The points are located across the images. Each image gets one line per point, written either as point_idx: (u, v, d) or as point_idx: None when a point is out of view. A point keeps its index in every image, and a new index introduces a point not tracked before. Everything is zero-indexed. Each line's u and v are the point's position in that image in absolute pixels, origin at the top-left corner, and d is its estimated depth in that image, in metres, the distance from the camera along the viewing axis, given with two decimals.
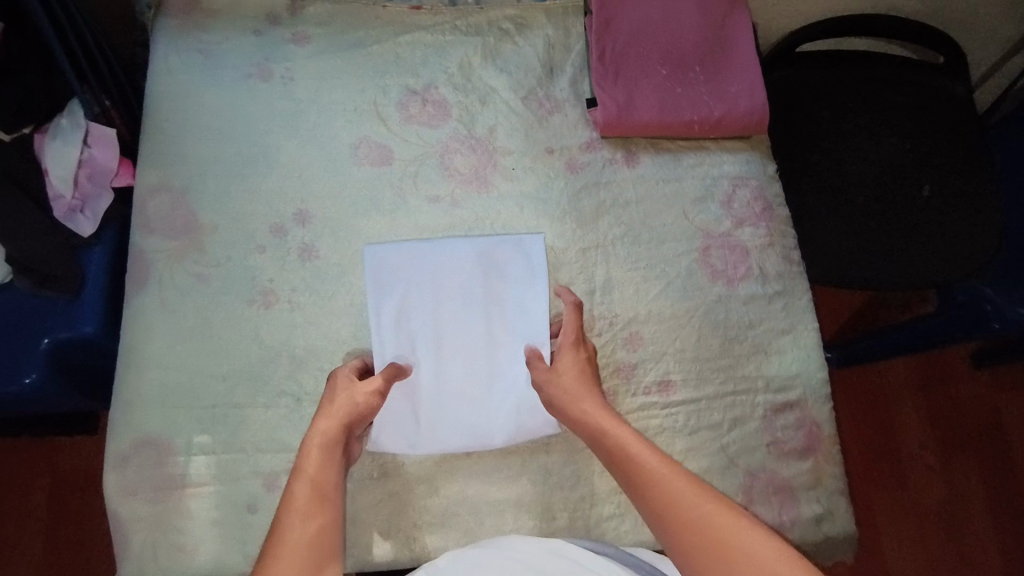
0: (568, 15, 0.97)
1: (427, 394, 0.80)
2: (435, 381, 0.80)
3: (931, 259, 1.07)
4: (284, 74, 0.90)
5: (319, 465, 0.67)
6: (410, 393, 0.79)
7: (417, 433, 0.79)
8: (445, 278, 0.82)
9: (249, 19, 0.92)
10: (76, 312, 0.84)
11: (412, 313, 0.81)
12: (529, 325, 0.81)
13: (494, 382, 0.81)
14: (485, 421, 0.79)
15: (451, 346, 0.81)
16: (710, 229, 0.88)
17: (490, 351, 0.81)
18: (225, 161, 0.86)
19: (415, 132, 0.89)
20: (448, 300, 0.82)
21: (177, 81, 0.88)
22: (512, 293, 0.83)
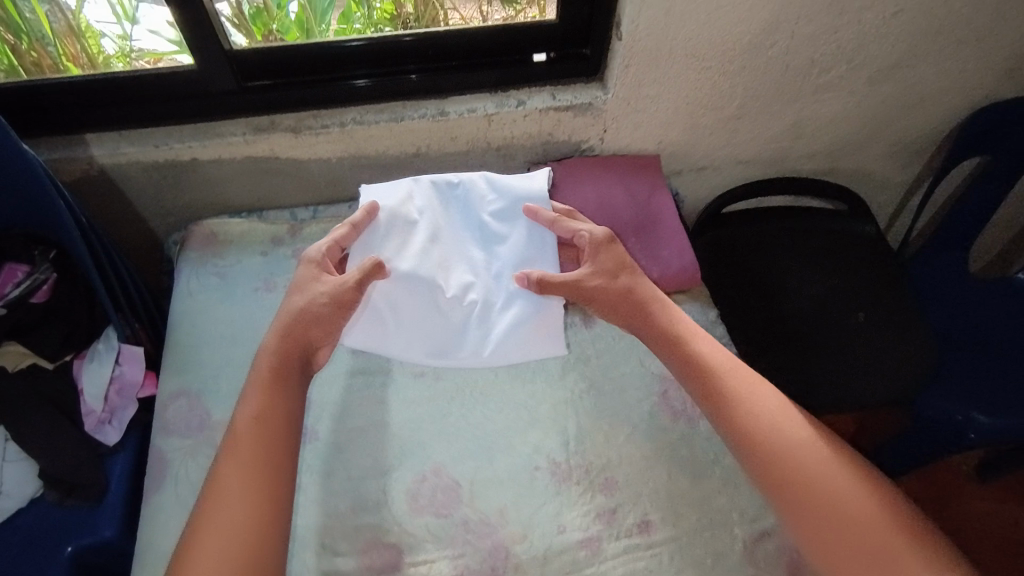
0: None
1: (428, 299, 0.95)
2: (420, 292, 0.95)
3: (881, 382, 1.17)
4: (287, 284, 1.07)
5: (259, 393, 0.82)
6: (405, 305, 0.94)
7: (405, 348, 0.95)
8: (452, 208, 1.02)
9: (258, 243, 1.11)
10: (98, 519, 0.91)
11: (416, 227, 0.97)
12: (534, 220, 0.98)
13: (497, 281, 0.98)
14: (482, 337, 0.96)
15: (449, 216, 1.01)
16: (665, 374, 0.99)
17: (481, 271, 0.98)
18: (236, 363, 0.99)
19: None
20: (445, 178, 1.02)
21: (197, 300, 1.04)
22: (506, 215, 1.01)
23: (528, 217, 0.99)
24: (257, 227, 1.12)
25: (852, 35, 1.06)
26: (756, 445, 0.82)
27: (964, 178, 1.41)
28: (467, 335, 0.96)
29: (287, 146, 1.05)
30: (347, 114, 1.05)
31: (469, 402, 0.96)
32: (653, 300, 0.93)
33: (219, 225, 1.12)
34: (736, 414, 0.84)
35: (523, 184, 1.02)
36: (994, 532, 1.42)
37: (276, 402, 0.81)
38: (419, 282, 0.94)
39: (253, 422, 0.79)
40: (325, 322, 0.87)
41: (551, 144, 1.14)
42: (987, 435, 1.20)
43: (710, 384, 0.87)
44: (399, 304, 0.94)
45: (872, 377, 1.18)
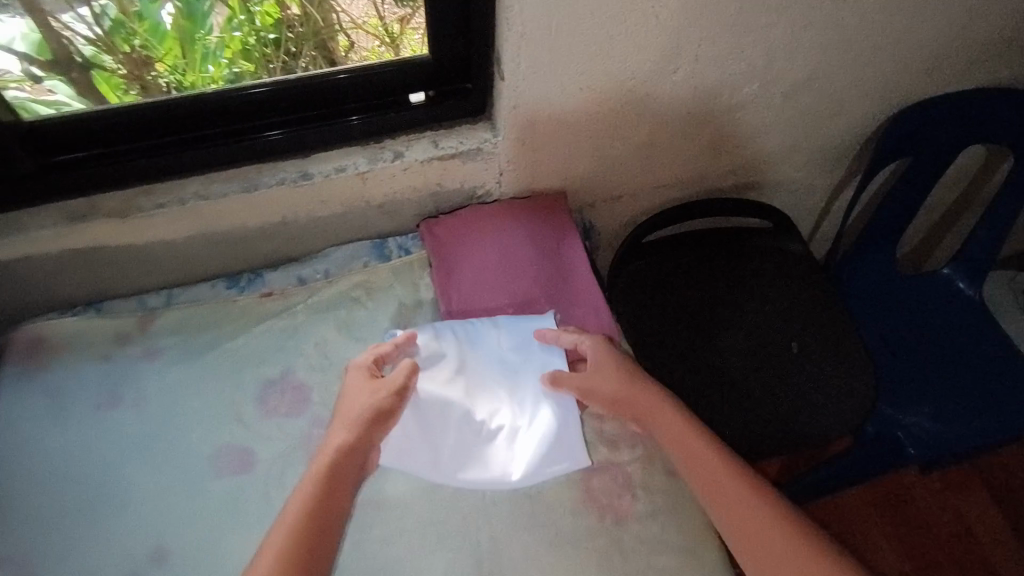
0: (415, 271, 1.01)
1: (452, 424, 0.85)
2: (446, 417, 0.85)
3: (822, 421, 1.10)
4: (136, 397, 0.89)
5: (322, 477, 0.71)
6: (435, 430, 0.84)
7: (429, 472, 0.83)
8: (474, 335, 0.91)
9: (99, 345, 0.92)
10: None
11: (445, 356, 0.88)
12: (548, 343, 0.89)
13: (527, 403, 0.87)
14: (508, 459, 0.84)
15: (474, 335, 0.91)
16: (587, 459, 0.87)
17: (510, 392, 0.88)
18: (72, 509, 0.81)
19: (276, 425, 0.88)
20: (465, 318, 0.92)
21: (20, 432, 0.85)
22: (531, 339, 0.91)
23: (539, 339, 0.89)
24: (93, 325, 0.93)
25: (761, 52, 0.96)
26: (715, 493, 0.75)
27: (889, 180, 1.35)
28: (493, 460, 0.84)
29: (117, 233, 0.87)
30: (185, 187, 0.87)
31: (365, 522, 0.82)
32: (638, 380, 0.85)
33: (50, 328, 0.92)
34: (694, 460, 0.78)
35: (545, 314, 0.93)
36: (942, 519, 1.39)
37: (342, 492, 0.71)
38: (438, 408, 0.85)
39: (307, 514, 0.68)
40: (363, 431, 0.76)
41: (442, 195, 1.00)
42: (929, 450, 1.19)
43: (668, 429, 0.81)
44: (422, 429, 0.84)
45: (812, 416, 1.10)
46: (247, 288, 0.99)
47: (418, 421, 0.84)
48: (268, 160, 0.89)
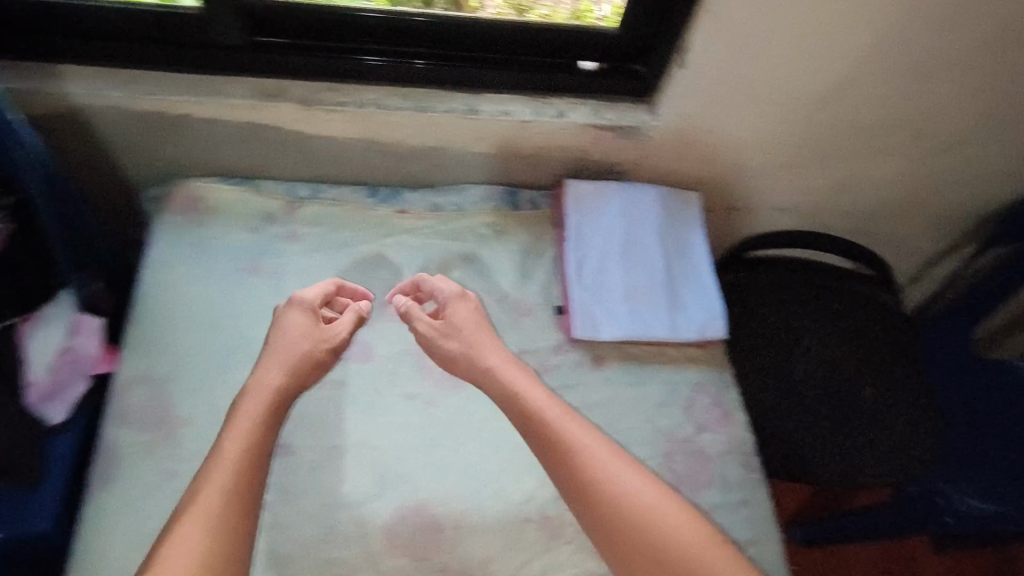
0: (542, 226, 1.07)
1: (624, 291, 0.99)
2: (616, 285, 0.99)
3: (877, 469, 1.12)
4: (274, 270, 0.96)
5: (238, 469, 0.66)
6: (611, 289, 0.99)
7: (606, 323, 0.97)
8: (630, 203, 1.04)
9: (249, 217, 0.99)
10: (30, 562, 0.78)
11: (614, 223, 1.02)
12: (696, 238, 1.05)
13: (682, 286, 1.01)
14: (667, 314, 0.98)
15: (644, 237, 1.02)
16: (673, 434, 0.92)
17: (669, 275, 1.01)
18: (210, 354, 0.89)
19: (397, 328, 0.95)
20: (640, 215, 1.03)
21: (175, 274, 0.94)
22: (679, 228, 1.05)
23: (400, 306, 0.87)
24: (246, 197, 1.00)
25: (916, 105, 1.01)
26: (585, 493, 0.69)
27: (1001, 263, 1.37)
28: (654, 315, 0.98)
29: (298, 118, 0.92)
30: (365, 91, 0.92)
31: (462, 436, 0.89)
32: (509, 365, 0.78)
33: (206, 190, 1.00)
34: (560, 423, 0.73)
35: (684, 203, 1.07)
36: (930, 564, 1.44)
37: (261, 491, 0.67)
38: (610, 274, 1.00)
39: (208, 509, 0.63)
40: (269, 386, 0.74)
41: (585, 162, 1.05)
42: (965, 519, 1.18)
43: (549, 447, 0.72)
44: (599, 293, 0.98)
45: (869, 461, 1.13)
46: (387, 200, 1.04)
47: (599, 279, 0.99)
48: (456, 86, 0.94)
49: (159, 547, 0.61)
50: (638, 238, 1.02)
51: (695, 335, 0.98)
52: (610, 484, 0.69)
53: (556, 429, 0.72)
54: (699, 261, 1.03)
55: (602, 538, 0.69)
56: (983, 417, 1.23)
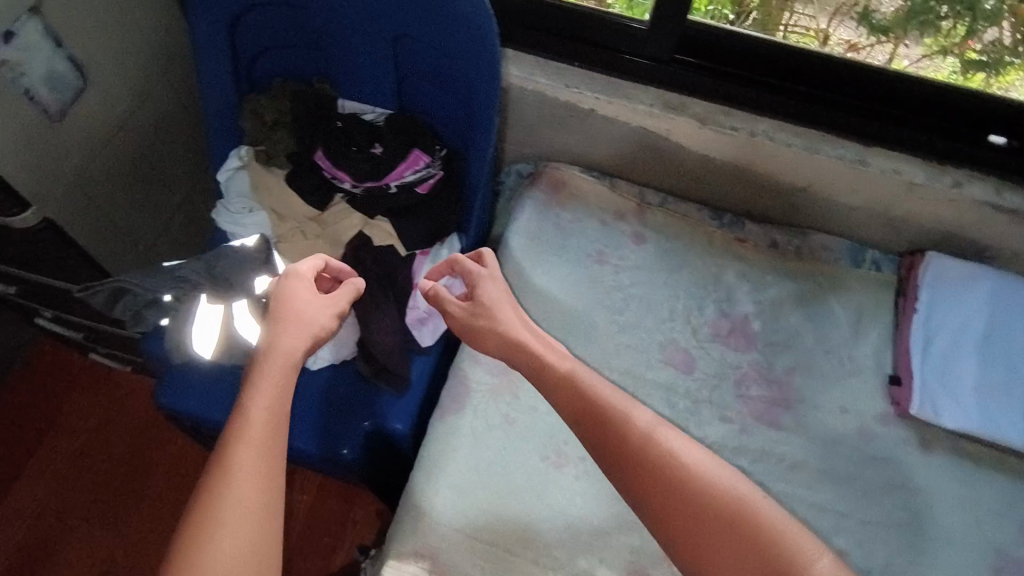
0: (883, 289, 1.03)
1: (977, 383, 0.91)
2: (968, 374, 0.92)
3: None
4: (616, 264, 1.03)
5: (275, 386, 0.67)
6: (961, 376, 0.92)
7: (951, 411, 0.90)
8: (1001, 295, 0.96)
9: (603, 211, 1.07)
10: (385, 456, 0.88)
11: (977, 310, 0.95)
12: None
13: None
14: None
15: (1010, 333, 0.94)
16: (1008, 550, 0.84)
17: None
18: (554, 324, 0.98)
19: (721, 350, 0.97)
20: (1009, 309, 0.95)
21: (534, 243, 1.04)
22: None
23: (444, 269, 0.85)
24: (604, 192, 1.08)
25: None
26: (641, 485, 0.63)
27: None
28: (1009, 418, 0.89)
29: (688, 136, 0.96)
30: (760, 122, 0.94)
31: (772, 473, 0.88)
32: (521, 329, 0.78)
33: (573, 178, 1.09)
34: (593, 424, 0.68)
35: None
36: None
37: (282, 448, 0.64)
38: (964, 361, 0.92)
39: (267, 443, 0.62)
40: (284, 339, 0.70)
41: (953, 237, 1.00)
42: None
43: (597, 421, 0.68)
44: (948, 377, 0.92)
45: None
46: (728, 226, 1.07)
47: (950, 363, 0.93)
48: (852, 134, 0.94)
49: (221, 462, 0.60)
50: (1002, 333, 0.94)
51: None
52: (660, 445, 0.64)
53: (611, 410, 0.68)
54: None
55: (671, 522, 0.61)
56: None
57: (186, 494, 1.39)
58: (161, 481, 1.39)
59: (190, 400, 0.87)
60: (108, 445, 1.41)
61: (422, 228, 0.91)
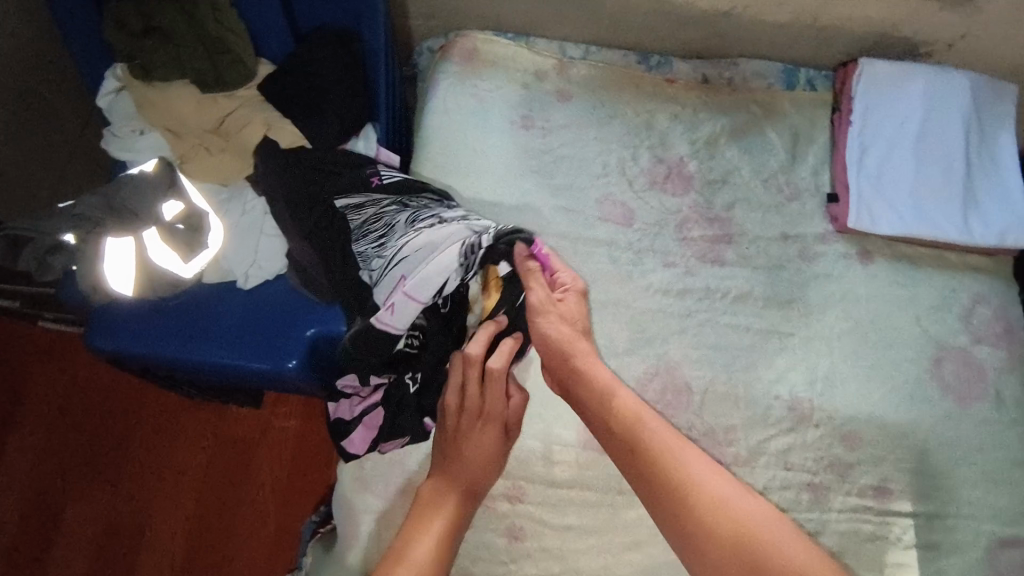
0: (818, 108, 1.00)
1: (911, 186, 0.90)
2: (899, 178, 0.90)
3: None
4: (544, 127, 0.98)
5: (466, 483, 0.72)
6: (893, 182, 0.90)
7: (887, 218, 0.89)
8: (928, 93, 0.92)
9: (521, 73, 1.01)
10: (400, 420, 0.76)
11: (905, 113, 0.92)
12: (1003, 140, 0.92)
13: (978, 188, 0.90)
14: (959, 215, 0.88)
15: (939, 131, 0.91)
16: (945, 341, 0.87)
17: (965, 177, 0.90)
18: (483, 199, 0.94)
19: (657, 197, 0.94)
20: (939, 107, 0.92)
21: (452, 119, 0.98)
22: (983, 127, 0.92)
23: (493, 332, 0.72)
24: (521, 54, 1.02)
25: None
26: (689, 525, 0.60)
27: None
28: (945, 215, 0.88)
29: None
30: None
31: (716, 309, 0.90)
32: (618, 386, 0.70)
33: (486, 42, 1.02)
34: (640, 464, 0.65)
35: (992, 96, 0.92)
36: None
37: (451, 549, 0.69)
38: (895, 167, 0.90)
39: None
40: (486, 439, 0.74)
41: (884, 40, 0.96)
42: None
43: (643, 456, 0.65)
44: (882, 186, 0.90)
45: None
46: (657, 68, 1.02)
47: (882, 170, 0.91)
48: None
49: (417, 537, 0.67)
50: (934, 131, 0.91)
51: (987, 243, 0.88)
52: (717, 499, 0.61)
53: (666, 457, 0.64)
54: (1004, 165, 0.91)
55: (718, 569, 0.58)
56: None
57: (175, 436, 1.34)
58: (145, 437, 1.33)
59: (127, 340, 0.88)
60: (76, 404, 1.34)
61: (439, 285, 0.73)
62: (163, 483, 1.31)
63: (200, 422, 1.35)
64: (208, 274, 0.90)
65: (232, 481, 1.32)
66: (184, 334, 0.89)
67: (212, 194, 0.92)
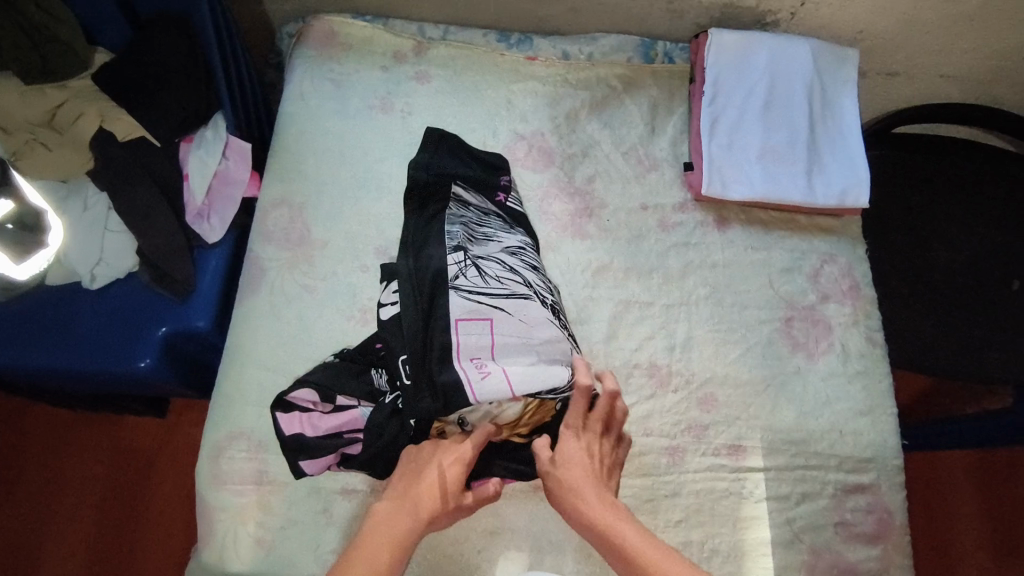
0: (675, 80, 1.01)
1: (760, 153, 0.92)
2: (749, 145, 0.92)
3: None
4: (404, 109, 0.97)
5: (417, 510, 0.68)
6: (742, 149, 0.92)
7: (738, 184, 0.91)
8: (774, 60, 0.94)
9: (379, 56, 0.99)
10: (377, 448, 0.74)
11: (753, 82, 0.94)
12: (845, 105, 0.95)
13: (821, 152, 0.93)
14: (805, 178, 0.91)
15: (785, 98, 0.94)
16: (795, 300, 0.90)
17: (810, 141, 0.93)
18: (341, 183, 0.92)
19: (517, 174, 0.94)
20: (784, 75, 0.94)
21: (308, 104, 0.96)
22: (826, 92, 0.95)
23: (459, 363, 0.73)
24: (379, 36, 1.00)
25: None
26: None
27: None
28: (792, 180, 0.91)
29: None
30: None
31: (577, 281, 0.90)
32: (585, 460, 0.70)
33: (342, 25, 1.00)
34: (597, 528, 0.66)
35: (833, 62, 0.96)
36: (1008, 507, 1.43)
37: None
38: (744, 135, 0.93)
39: None
40: (450, 468, 0.69)
41: (732, 11, 0.98)
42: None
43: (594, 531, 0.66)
44: (734, 154, 0.92)
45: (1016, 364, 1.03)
46: (517, 45, 1.02)
47: (732, 138, 0.93)
48: None
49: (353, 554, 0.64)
50: (780, 99, 0.94)
51: (830, 203, 0.91)
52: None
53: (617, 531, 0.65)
54: (847, 128, 0.95)
55: None
56: None
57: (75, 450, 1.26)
58: (41, 458, 1.26)
59: None
60: None
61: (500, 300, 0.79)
62: (63, 500, 1.23)
63: (99, 437, 1.27)
64: (51, 276, 0.86)
65: (130, 496, 1.24)
66: (31, 340, 0.85)
67: (51, 192, 0.88)
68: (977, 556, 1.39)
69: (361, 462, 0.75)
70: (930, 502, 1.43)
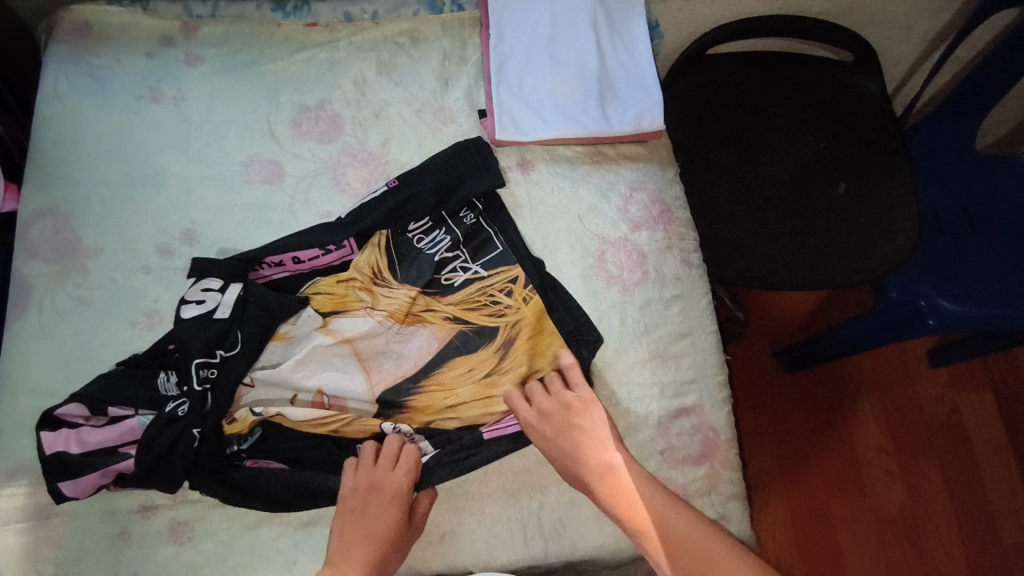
0: (465, 28, 0.97)
1: (551, 89, 0.89)
2: (539, 82, 0.89)
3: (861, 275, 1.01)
4: (176, 95, 0.90)
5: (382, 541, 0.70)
6: (533, 87, 0.89)
7: (531, 123, 0.88)
8: None
9: (142, 42, 0.92)
10: (149, 462, 0.71)
11: (535, 19, 0.91)
12: (634, 30, 0.93)
13: (614, 79, 0.91)
14: (600, 108, 0.89)
15: (570, 29, 0.91)
16: (606, 234, 0.87)
17: (601, 69, 0.90)
18: (113, 184, 0.85)
19: (306, 148, 0.89)
20: (567, 7, 0.92)
21: (66, 104, 0.88)
22: (613, 20, 0.93)
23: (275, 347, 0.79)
24: (139, 22, 0.93)
25: None
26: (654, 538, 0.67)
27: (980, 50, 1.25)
28: (587, 111, 0.88)
29: None
30: None
31: None
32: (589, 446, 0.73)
33: (95, 15, 0.92)
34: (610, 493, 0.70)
35: None
36: (907, 408, 1.42)
37: None
38: (533, 72, 0.90)
39: None
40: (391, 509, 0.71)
41: None
42: (948, 322, 1.04)
43: (676, 562, 0.65)
44: (525, 93, 0.89)
45: (851, 266, 1.02)
46: (293, 13, 0.95)
47: (521, 77, 0.89)
48: None
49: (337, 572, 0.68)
50: (565, 32, 0.91)
51: (627, 130, 0.88)
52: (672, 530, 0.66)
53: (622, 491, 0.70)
54: (638, 54, 0.93)
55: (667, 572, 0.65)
56: (949, 221, 1.15)
57: None
58: None
59: None
60: None
61: (306, 280, 0.82)
62: None
63: None
64: None
65: None
66: None
67: None
68: (881, 461, 1.38)
69: (136, 476, 0.71)
70: (828, 416, 1.41)
